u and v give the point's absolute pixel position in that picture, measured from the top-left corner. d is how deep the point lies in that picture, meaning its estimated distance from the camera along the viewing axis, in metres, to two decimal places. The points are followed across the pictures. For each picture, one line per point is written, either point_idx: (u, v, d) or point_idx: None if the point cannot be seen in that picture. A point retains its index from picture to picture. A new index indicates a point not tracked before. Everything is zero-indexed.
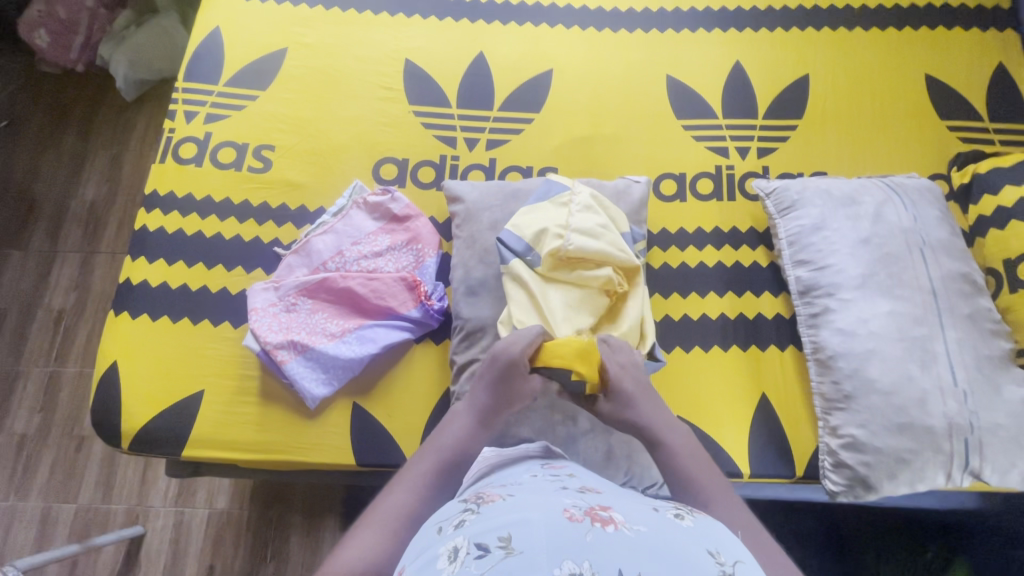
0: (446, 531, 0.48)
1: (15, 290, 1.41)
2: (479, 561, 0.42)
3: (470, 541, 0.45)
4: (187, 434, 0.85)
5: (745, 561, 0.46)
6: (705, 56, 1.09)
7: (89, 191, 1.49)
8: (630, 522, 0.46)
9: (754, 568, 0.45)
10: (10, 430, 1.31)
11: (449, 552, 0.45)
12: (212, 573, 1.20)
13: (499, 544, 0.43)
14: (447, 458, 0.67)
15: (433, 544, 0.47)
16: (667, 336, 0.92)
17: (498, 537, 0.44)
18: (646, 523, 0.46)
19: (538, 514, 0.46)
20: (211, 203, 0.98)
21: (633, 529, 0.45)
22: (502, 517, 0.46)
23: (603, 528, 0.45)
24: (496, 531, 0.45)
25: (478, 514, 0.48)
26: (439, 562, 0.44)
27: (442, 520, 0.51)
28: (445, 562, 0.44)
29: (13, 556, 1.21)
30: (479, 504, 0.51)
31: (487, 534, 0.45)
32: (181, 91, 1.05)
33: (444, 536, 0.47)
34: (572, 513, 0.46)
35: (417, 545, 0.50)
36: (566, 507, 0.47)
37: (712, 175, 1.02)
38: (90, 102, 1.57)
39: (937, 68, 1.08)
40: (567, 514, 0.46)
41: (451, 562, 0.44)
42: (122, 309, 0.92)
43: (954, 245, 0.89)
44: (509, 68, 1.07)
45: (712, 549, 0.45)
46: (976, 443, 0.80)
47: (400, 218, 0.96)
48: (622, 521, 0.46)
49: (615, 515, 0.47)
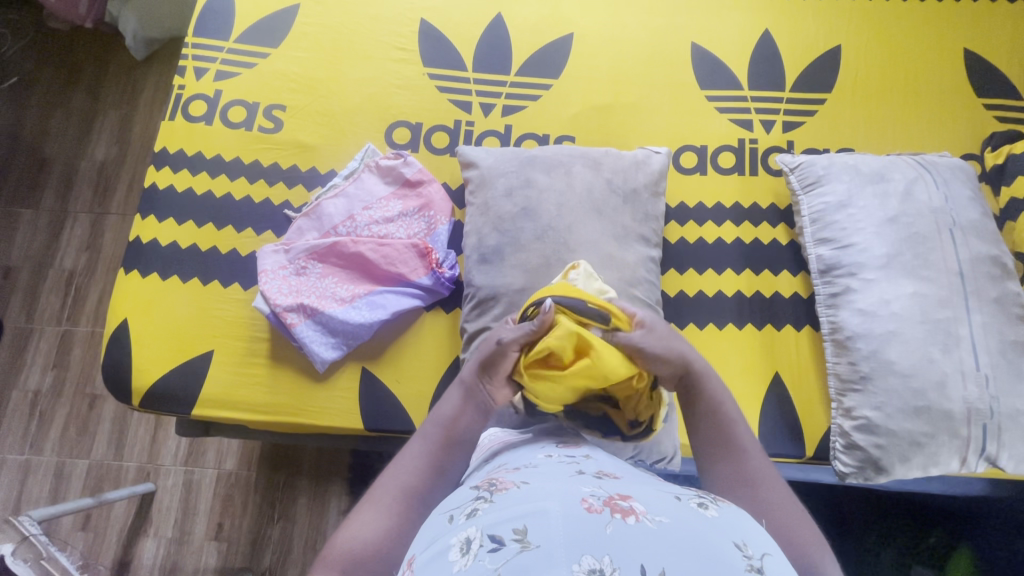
0: (458, 521, 0.48)
1: (27, 249, 1.42)
2: (494, 554, 0.42)
3: (483, 533, 0.44)
4: (196, 393, 0.85)
5: (771, 554, 0.45)
6: (733, 23, 1.05)
7: (98, 151, 1.48)
8: (651, 512, 0.45)
9: (780, 560, 0.45)
10: (24, 386, 1.32)
11: (462, 544, 0.45)
12: (221, 532, 1.23)
13: (514, 537, 0.43)
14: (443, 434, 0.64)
15: (445, 534, 0.47)
16: (681, 312, 0.91)
17: (512, 530, 0.43)
18: (668, 513, 0.45)
19: (555, 505, 0.45)
20: (221, 163, 0.96)
21: (654, 520, 0.44)
22: (517, 507, 0.46)
23: (622, 520, 0.44)
24: (510, 523, 0.44)
25: (491, 503, 0.48)
26: (451, 554, 0.44)
27: (454, 508, 0.51)
28: (458, 554, 0.44)
29: (29, 508, 1.25)
30: (492, 492, 0.50)
31: (501, 526, 0.44)
32: (191, 46, 1.02)
33: (456, 526, 0.47)
34: (589, 503, 0.46)
35: (429, 532, 0.50)
36: (584, 496, 0.47)
37: (735, 149, 0.99)
38: (99, 59, 1.55)
39: (977, 43, 1.03)
40: (585, 504, 0.45)
41: (464, 554, 0.44)
42: (133, 268, 0.91)
43: (986, 226, 0.86)
44: (529, 32, 1.04)
45: (739, 542, 0.44)
46: (994, 429, 0.78)
47: (413, 183, 0.94)
48: (643, 512, 0.45)
49: (635, 504, 0.46)
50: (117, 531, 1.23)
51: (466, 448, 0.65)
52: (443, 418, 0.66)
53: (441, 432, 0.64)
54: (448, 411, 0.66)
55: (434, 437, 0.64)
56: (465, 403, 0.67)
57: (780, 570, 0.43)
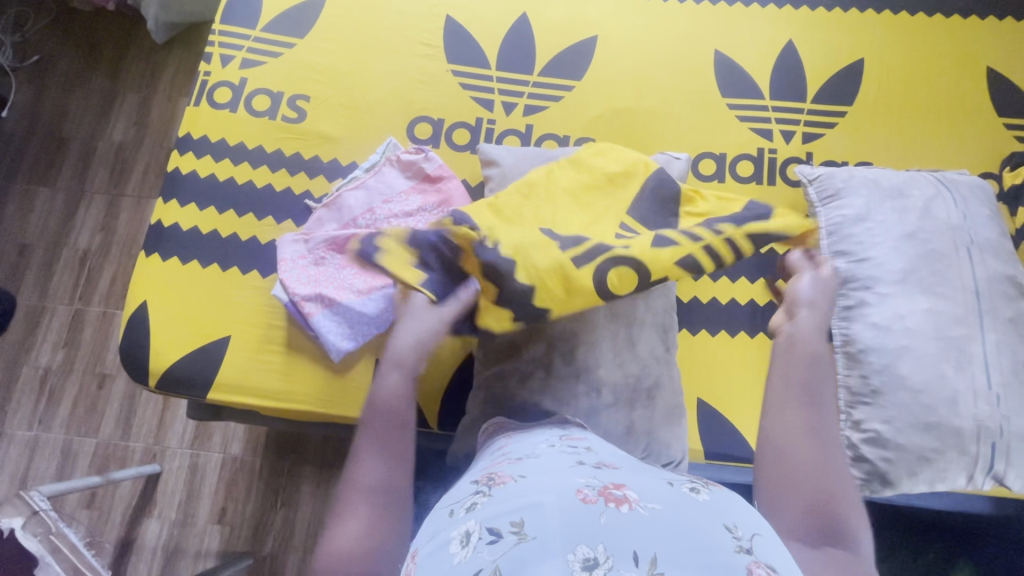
0: (458, 515, 0.49)
1: (42, 227, 1.43)
2: (491, 545, 0.43)
3: (482, 525, 0.45)
4: (210, 377, 0.86)
5: (762, 534, 0.46)
6: (758, 31, 1.05)
7: (117, 133, 1.49)
8: (644, 500, 0.46)
9: (772, 541, 0.46)
10: (35, 363, 1.34)
11: (461, 537, 0.46)
12: (224, 515, 1.24)
13: (512, 529, 0.44)
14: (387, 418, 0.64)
15: (446, 527, 0.48)
16: (693, 319, 0.91)
17: (509, 523, 0.44)
18: (660, 500, 0.46)
19: (550, 497, 0.46)
20: (244, 150, 0.97)
21: (647, 508, 0.45)
22: (514, 500, 0.47)
23: (617, 509, 0.45)
24: (507, 516, 0.45)
25: (489, 496, 0.49)
26: (452, 547, 0.45)
27: (454, 503, 0.52)
28: (458, 546, 0.45)
29: (35, 484, 1.26)
30: (490, 486, 0.51)
31: (499, 518, 0.45)
32: (218, 34, 1.03)
33: (456, 519, 0.48)
34: (584, 494, 0.46)
35: (431, 526, 0.51)
36: (579, 487, 0.47)
37: (754, 158, 0.99)
38: (122, 42, 1.56)
39: (1001, 61, 1.03)
40: (580, 495, 0.46)
41: (464, 546, 0.45)
42: (153, 251, 0.92)
43: (1003, 246, 0.87)
44: (554, 33, 1.04)
45: (728, 524, 0.45)
46: (1003, 447, 0.79)
47: (433, 179, 0.95)
48: (636, 500, 0.46)
49: (628, 493, 0.47)
50: (121, 510, 1.25)
51: (415, 428, 0.65)
52: (382, 406, 0.65)
53: (383, 419, 0.64)
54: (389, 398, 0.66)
55: (382, 428, 0.64)
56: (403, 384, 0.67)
57: (770, 551, 0.44)
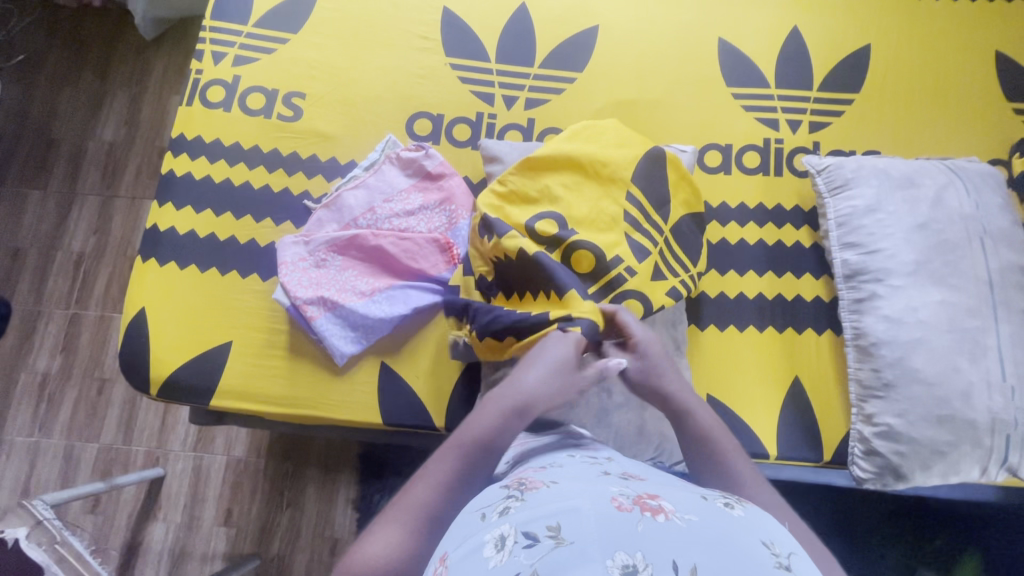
0: (491, 518, 0.48)
1: (35, 230, 1.40)
2: (528, 550, 0.42)
3: (517, 529, 0.44)
4: (213, 384, 0.85)
5: (798, 553, 0.45)
6: (763, 18, 1.02)
7: (107, 133, 1.46)
8: (680, 511, 0.45)
9: (807, 561, 0.45)
10: (32, 368, 1.32)
11: (496, 540, 0.44)
12: (229, 517, 1.23)
13: (548, 533, 0.43)
14: (471, 450, 0.60)
15: (479, 530, 0.47)
16: (702, 314, 0.90)
17: (546, 527, 0.43)
18: (697, 512, 0.45)
19: (585, 503, 0.45)
20: (240, 150, 0.95)
21: (684, 518, 0.44)
22: (548, 505, 0.46)
23: (653, 517, 0.44)
24: (544, 520, 0.44)
25: (522, 501, 0.48)
26: (486, 550, 0.44)
27: (485, 507, 0.51)
28: (493, 550, 0.44)
29: (38, 491, 1.25)
30: (522, 490, 0.50)
31: (535, 523, 0.44)
32: (209, 30, 1.00)
33: (489, 523, 0.47)
34: (619, 502, 0.46)
35: (460, 530, 0.50)
36: (613, 495, 0.47)
37: (760, 148, 0.97)
38: (108, 39, 1.52)
39: (1009, 45, 1.01)
40: (615, 502, 0.45)
41: (499, 550, 0.43)
42: (150, 256, 0.90)
43: (1016, 235, 0.85)
44: (554, 23, 1.01)
45: (766, 541, 0.44)
46: (1017, 439, 0.78)
47: (434, 176, 0.93)
48: (673, 510, 0.45)
49: (664, 503, 0.46)
50: (126, 515, 1.24)
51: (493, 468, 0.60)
52: (474, 434, 0.60)
53: (466, 451, 0.60)
54: (484, 431, 0.60)
55: (461, 457, 0.60)
56: (505, 427, 0.61)
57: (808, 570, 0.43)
